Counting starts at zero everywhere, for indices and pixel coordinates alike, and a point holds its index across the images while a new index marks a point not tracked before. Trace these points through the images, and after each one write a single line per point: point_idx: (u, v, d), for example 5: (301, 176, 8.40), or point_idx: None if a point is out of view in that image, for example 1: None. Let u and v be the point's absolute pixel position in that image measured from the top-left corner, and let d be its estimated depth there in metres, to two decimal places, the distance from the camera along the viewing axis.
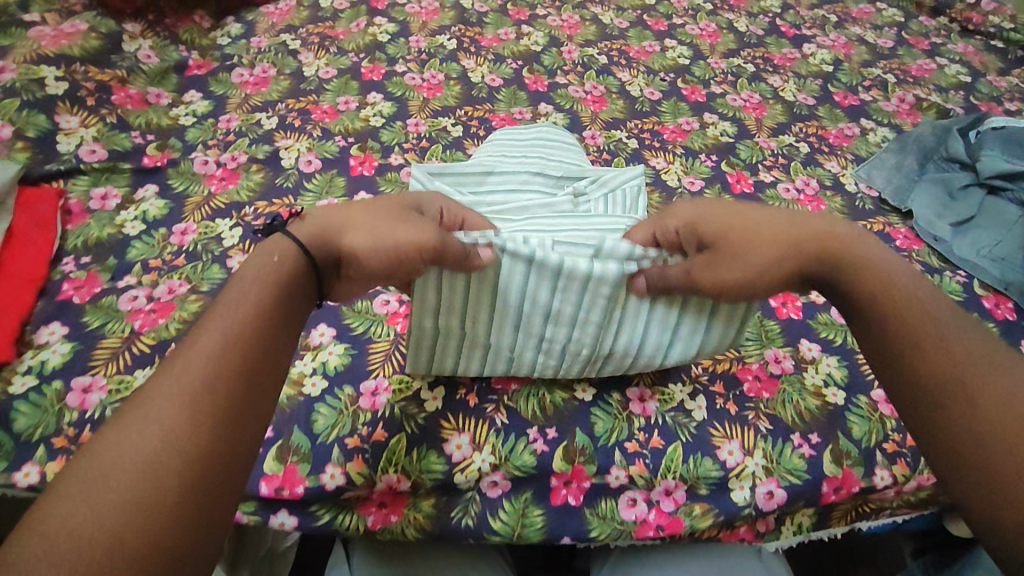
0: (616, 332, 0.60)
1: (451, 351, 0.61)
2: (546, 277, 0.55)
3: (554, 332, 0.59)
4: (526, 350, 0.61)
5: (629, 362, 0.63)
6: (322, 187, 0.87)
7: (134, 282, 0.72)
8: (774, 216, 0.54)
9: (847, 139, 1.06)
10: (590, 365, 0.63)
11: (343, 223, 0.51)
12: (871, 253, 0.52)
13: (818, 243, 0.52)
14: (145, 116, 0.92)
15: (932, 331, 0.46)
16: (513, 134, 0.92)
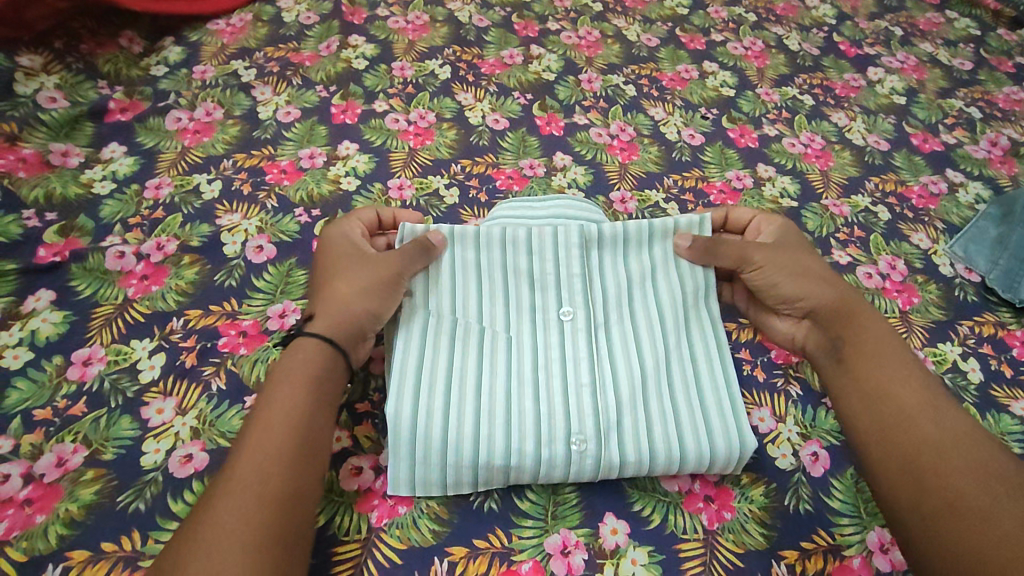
0: (603, 296, 0.61)
1: (441, 349, 0.57)
2: (519, 250, 0.62)
3: (543, 307, 0.60)
4: (520, 338, 0.59)
5: (640, 354, 0.58)
6: (277, 285, 0.67)
7: (8, 449, 0.53)
8: (808, 254, 0.64)
9: (933, 198, 0.86)
10: (596, 362, 0.58)
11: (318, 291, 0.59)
12: (860, 330, 0.59)
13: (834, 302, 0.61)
14: (45, 184, 0.70)
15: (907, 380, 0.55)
16: (527, 211, 0.72)
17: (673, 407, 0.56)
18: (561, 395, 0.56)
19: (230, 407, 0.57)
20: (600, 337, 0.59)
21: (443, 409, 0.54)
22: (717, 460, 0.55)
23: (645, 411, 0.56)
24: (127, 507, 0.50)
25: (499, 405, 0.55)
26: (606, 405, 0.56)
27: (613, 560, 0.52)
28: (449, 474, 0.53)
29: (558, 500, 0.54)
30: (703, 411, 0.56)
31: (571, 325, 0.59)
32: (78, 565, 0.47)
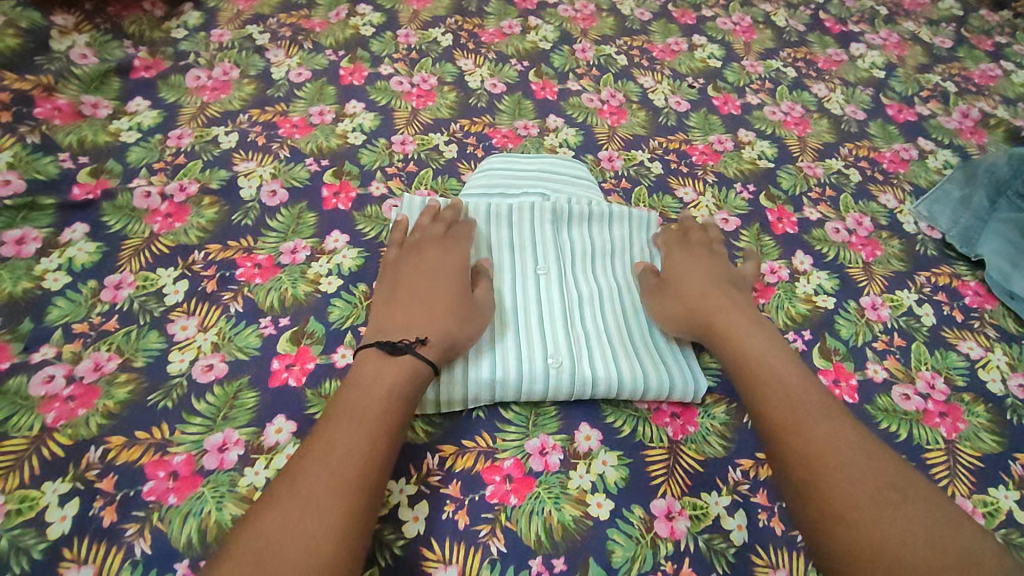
0: (573, 250, 0.69)
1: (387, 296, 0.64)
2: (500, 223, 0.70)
3: (520, 263, 0.68)
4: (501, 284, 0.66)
5: (603, 307, 0.66)
6: (289, 225, 0.73)
7: (52, 355, 0.59)
8: (698, 270, 0.67)
9: (903, 163, 0.92)
10: (567, 302, 0.65)
11: (411, 304, 0.60)
12: (755, 349, 0.58)
13: (716, 315, 0.62)
14: (77, 132, 0.77)
15: (797, 404, 0.54)
16: (517, 165, 0.79)
17: (631, 344, 0.64)
18: (539, 330, 0.63)
19: (247, 326, 0.64)
20: (569, 284, 0.67)
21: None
22: (675, 389, 0.62)
23: (609, 345, 0.63)
24: (157, 404, 0.57)
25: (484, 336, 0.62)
26: (577, 339, 0.63)
27: (585, 460, 0.58)
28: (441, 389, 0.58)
29: (539, 412, 0.61)
30: (659, 352, 0.64)
31: (545, 278, 0.66)
32: (116, 448, 0.54)
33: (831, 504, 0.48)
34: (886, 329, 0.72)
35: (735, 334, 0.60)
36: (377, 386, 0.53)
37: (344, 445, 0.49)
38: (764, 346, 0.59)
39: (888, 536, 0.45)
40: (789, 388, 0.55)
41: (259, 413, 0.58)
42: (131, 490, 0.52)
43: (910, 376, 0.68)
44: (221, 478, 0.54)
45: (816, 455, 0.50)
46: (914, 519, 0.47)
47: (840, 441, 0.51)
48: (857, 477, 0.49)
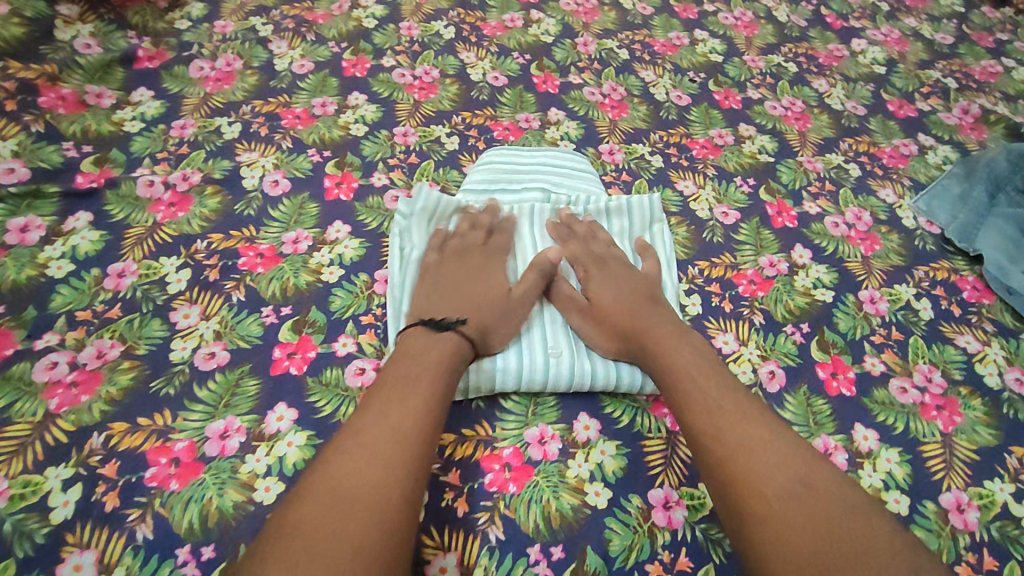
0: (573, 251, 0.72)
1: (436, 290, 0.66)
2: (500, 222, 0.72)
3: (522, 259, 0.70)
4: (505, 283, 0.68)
5: None
6: (291, 216, 0.73)
7: (56, 342, 0.60)
8: (618, 264, 0.69)
9: (903, 158, 0.92)
10: (567, 300, 0.68)
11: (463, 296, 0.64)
12: (668, 352, 0.59)
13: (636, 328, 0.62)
14: (81, 121, 0.77)
15: (718, 405, 0.54)
16: (518, 158, 0.80)
17: None
18: (539, 327, 0.65)
19: (249, 315, 0.64)
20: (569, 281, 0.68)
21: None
22: None
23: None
24: (159, 392, 0.58)
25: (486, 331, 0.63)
26: (575, 335, 0.65)
27: (584, 450, 0.59)
28: None
29: (537, 402, 0.61)
30: None
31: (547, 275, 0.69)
32: (119, 434, 0.55)
33: (749, 496, 0.48)
34: (883, 323, 0.72)
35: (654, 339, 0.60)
36: (411, 394, 0.53)
37: (407, 424, 0.51)
38: (682, 349, 0.59)
39: (799, 525, 0.45)
40: (710, 386, 0.55)
41: (261, 401, 0.59)
42: (134, 476, 0.53)
43: (907, 369, 0.69)
44: (222, 464, 0.55)
45: (728, 450, 0.51)
46: (826, 508, 0.46)
47: (751, 437, 0.51)
48: (769, 468, 0.49)
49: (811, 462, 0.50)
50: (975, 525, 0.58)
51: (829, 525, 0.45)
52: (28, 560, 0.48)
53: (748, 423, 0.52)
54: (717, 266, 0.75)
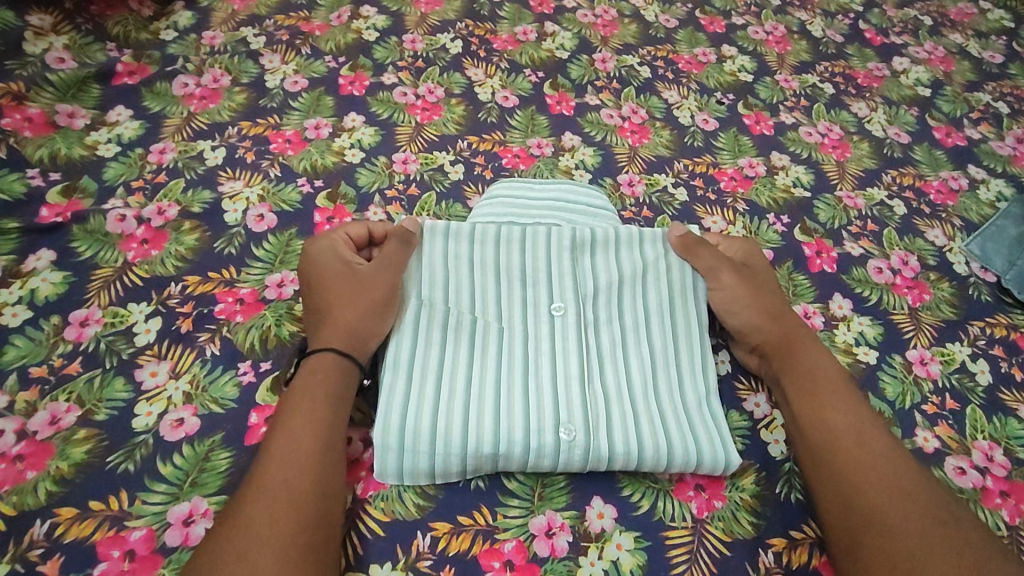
0: (594, 286, 0.61)
1: (434, 339, 0.56)
2: (512, 250, 0.62)
3: (533, 302, 0.60)
4: (513, 331, 0.58)
5: (627, 359, 0.58)
6: (276, 255, 0.66)
7: (5, 405, 0.53)
8: (760, 273, 0.65)
9: (952, 194, 0.83)
10: (585, 354, 0.58)
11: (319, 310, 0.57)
12: (809, 358, 0.59)
13: (781, 322, 0.61)
14: (49, 145, 0.70)
15: (862, 419, 0.55)
16: (527, 191, 0.72)
17: (657, 404, 0.56)
18: (552, 390, 0.55)
19: (224, 373, 0.57)
20: (588, 332, 0.59)
21: (433, 405, 0.53)
22: (701, 464, 0.54)
23: (631, 406, 0.55)
24: (117, 467, 0.51)
25: (489, 394, 0.54)
26: (594, 401, 0.55)
27: (598, 543, 0.51)
28: (436, 459, 0.52)
29: (545, 481, 0.54)
30: (687, 418, 0.56)
31: (562, 321, 0.59)
32: (66, 521, 0.48)
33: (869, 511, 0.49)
34: (936, 388, 0.64)
35: (795, 340, 0.60)
36: (313, 396, 0.51)
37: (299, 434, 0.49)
38: (822, 358, 0.60)
39: (918, 549, 0.47)
40: (849, 406, 0.55)
41: (231, 479, 0.52)
42: (81, 574, 0.46)
43: (964, 445, 0.61)
44: (184, 558, 0.48)
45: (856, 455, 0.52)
46: (951, 535, 0.47)
47: (885, 459, 0.52)
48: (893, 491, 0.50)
49: (945, 498, 0.50)
50: None
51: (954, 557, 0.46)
52: None
53: (883, 448, 0.53)
54: None
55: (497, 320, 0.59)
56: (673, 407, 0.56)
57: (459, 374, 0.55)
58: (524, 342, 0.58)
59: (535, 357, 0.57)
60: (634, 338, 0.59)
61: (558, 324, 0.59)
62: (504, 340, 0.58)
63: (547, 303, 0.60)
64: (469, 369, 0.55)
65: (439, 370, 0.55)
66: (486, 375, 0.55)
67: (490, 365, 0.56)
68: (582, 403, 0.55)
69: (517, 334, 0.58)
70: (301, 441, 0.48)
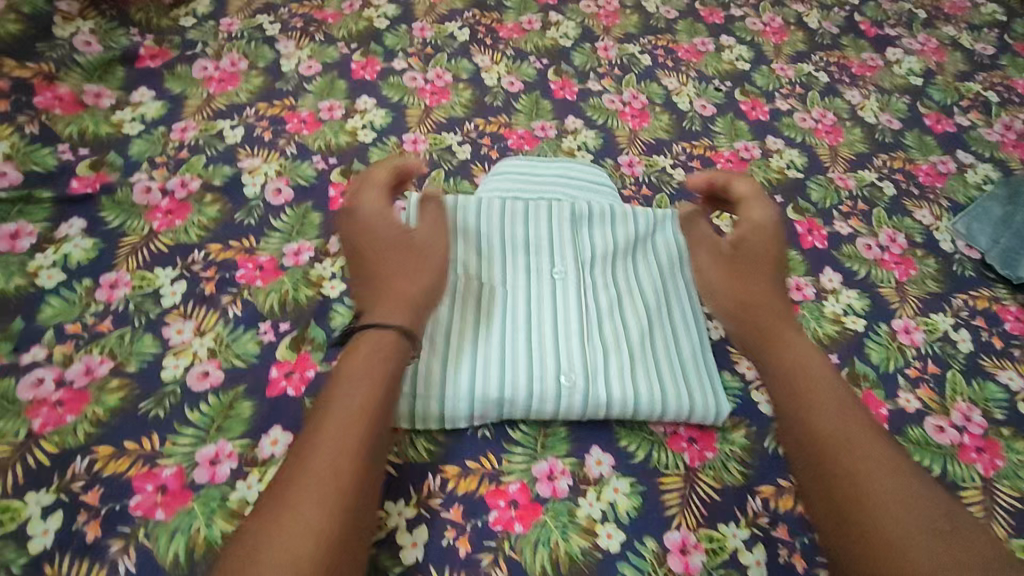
0: (593, 252, 0.65)
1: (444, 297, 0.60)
2: (516, 219, 0.65)
3: (536, 265, 0.64)
4: (517, 291, 0.62)
5: (625, 318, 0.61)
6: (293, 226, 0.70)
7: (43, 357, 0.57)
8: (761, 248, 0.62)
9: (940, 177, 0.87)
10: (585, 312, 0.61)
11: (388, 281, 0.56)
12: (795, 346, 0.56)
13: (756, 310, 0.59)
14: (79, 122, 0.74)
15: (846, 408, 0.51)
16: (531, 168, 0.76)
17: (653, 358, 0.60)
18: (553, 343, 0.59)
19: (246, 332, 0.61)
20: (587, 292, 0.63)
21: (444, 356, 0.57)
22: (694, 412, 0.58)
23: (628, 359, 0.59)
24: (148, 413, 0.55)
25: (494, 347, 0.58)
26: (593, 354, 0.59)
27: (596, 487, 0.55)
28: (446, 404, 0.55)
29: (547, 432, 0.58)
30: (682, 371, 0.60)
31: (563, 283, 0.63)
32: (103, 458, 0.52)
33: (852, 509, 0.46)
34: (919, 355, 0.68)
35: (773, 330, 0.57)
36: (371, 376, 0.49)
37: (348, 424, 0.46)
38: (810, 346, 0.57)
39: (903, 542, 0.43)
40: (833, 394, 0.52)
41: (254, 425, 0.55)
42: (117, 505, 0.50)
43: (944, 407, 0.64)
44: (211, 493, 0.51)
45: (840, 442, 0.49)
46: (930, 523, 0.44)
47: (870, 440, 0.49)
48: (884, 483, 0.46)
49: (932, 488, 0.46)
50: None
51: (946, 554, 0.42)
52: None
53: (869, 434, 0.49)
54: None
55: (500, 283, 0.62)
56: (670, 361, 0.60)
57: (466, 330, 0.59)
58: (527, 301, 0.61)
59: (537, 315, 0.60)
60: (631, 299, 0.63)
61: (559, 286, 0.63)
62: (507, 300, 0.61)
63: (549, 266, 0.64)
64: (475, 325, 0.59)
65: (450, 326, 0.59)
66: (491, 331, 0.59)
67: (495, 322, 0.60)
68: (582, 357, 0.58)
69: (521, 295, 0.62)
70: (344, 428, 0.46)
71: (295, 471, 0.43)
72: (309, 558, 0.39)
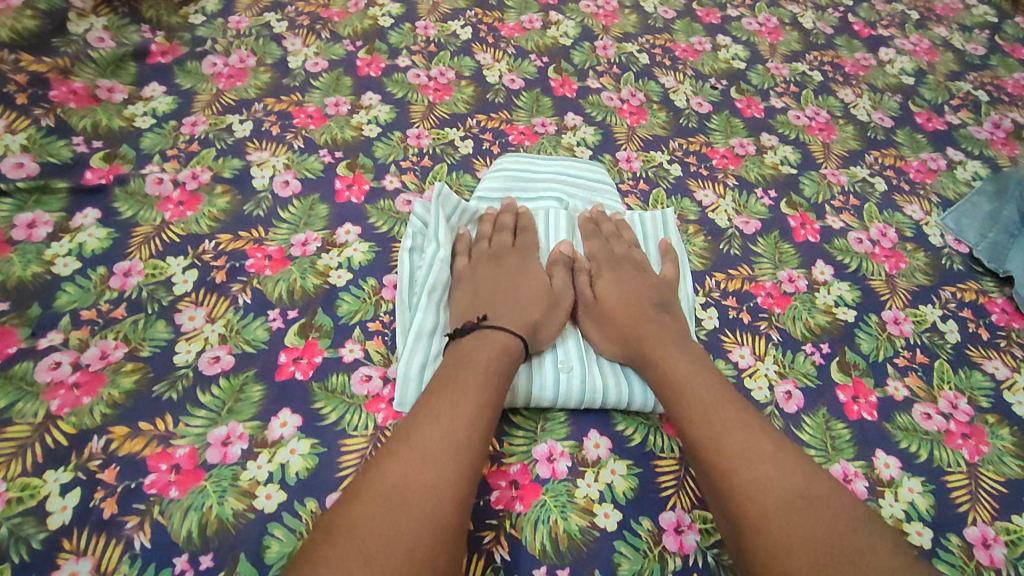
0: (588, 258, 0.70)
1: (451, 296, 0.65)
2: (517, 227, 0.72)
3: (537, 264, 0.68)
4: None
5: None
6: (300, 217, 0.72)
7: (59, 341, 0.59)
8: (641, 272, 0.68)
9: (930, 173, 0.89)
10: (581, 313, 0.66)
11: (501, 296, 0.63)
12: (677, 357, 0.59)
13: (640, 337, 0.61)
14: (92, 116, 0.76)
15: (741, 415, 0.53)
16: (531, 165, 0.78)
17: None
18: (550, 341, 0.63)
19: (255, 319, 0.63)
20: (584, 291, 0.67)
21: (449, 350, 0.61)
22: None
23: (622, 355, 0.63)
24: (161, 395, 0.57)
25: None
26: (588, 352, 0.63)
27: (593, 468, 0.57)
28: None
29: (547, 417, 0.60)
30: None
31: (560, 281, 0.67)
32: (118, 439, 0.54)
33: (744, 520, 0.48)
34: (907, 344, 0.70)
35: (657, 356, 0.59)
36: (473, 371, 0.54)
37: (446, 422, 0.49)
38: (687, 357, 0.59)
39: (792, 541, 0.46)
40: (720, 399, 0.55)
41: (264, 407, 0.57)
42: (132, 483, 0.52)
43: (931, 395, 0.66)
44: (223, 472, 0.53)
45: (729, 446, 0.51)
46: (819, 523, 0.47)
47: (751, 436, 0.52)
48: (773, 490, 0.49)
49: (803, 478, 0.50)
50: (1001, 562, 0.56)
51: (825, 546, 0.46)
52: (24, 567, 0.47)
53: (767, 443, 0.51)
54: (734, 279, 0.73)
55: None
56: None
57: None
58: None
59: None
60: None
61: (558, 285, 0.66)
62: None
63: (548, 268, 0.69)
64: None
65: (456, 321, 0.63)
66: None
67: None
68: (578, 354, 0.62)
69: None
70: (444, 424, 0.49)
71: (417, 471, 0.46)
72: (416, 542, 0.43)
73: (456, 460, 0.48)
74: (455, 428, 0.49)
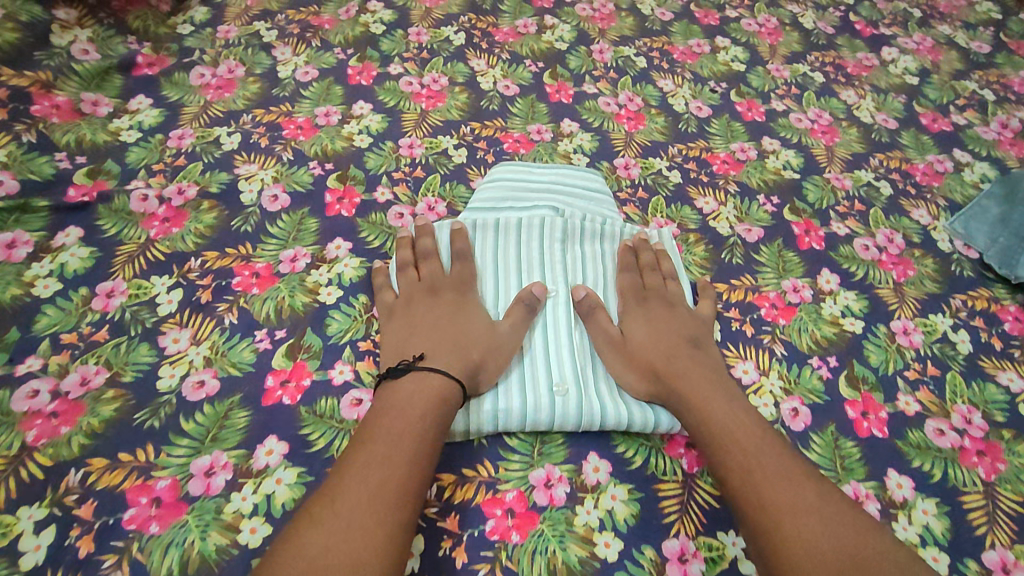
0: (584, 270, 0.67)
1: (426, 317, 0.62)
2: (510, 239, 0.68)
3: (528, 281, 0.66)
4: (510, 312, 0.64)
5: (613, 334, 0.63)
6: (289, 232, 0.70)
7: (38, 367, 0.57)
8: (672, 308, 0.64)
9: (937, 176, 0.87)
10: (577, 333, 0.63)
11: (440, 336, 0.59)
12: (714, 401, 0.56)
13: (672, 374, 0.58)
14: (75, 130, 0.74)
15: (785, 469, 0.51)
16: (527, 174, 0.76)
17: None
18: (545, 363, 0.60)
19: (242, 340, 0.61)
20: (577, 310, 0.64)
21: None
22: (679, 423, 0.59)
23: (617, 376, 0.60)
24: (143, 423, 0.55)
25: None
26: (585, 372, 0.60)
27: (593, 494, 0.55)
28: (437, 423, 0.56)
29: (544, 440, 0.57)
30: None
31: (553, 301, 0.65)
32: (97, 471, 0.52)
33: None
34: (918, 356, 0.68)
35: (688, 391, 0.57)
36: (406, 426, 0.51)
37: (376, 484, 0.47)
38: (723, 398, 0.56)
39: None
40: (759, 447, 0.52)
41: (249, 434, 0.55)
42: (111, 518, 0.50)
43: (944, 409, 0.64)
44: (206, 505, 0.51)
45: (770, 498, 0.49)
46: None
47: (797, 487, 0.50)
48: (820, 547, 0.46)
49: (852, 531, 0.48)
50: None
51: None
52: None
53: (811, 497, 0.49)
54: (737, 289, 0.71)
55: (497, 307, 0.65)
56: None
57: None
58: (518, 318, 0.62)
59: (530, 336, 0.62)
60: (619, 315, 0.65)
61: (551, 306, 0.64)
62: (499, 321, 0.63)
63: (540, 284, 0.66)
64: None
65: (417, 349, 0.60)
66: None
67: None
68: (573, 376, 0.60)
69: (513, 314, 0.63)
70: (375, 484, 0.47)
71: (340, 541, 0.44)
72: None
73: (389, 524, 0.45)
74: (381, 494, 0.47)
